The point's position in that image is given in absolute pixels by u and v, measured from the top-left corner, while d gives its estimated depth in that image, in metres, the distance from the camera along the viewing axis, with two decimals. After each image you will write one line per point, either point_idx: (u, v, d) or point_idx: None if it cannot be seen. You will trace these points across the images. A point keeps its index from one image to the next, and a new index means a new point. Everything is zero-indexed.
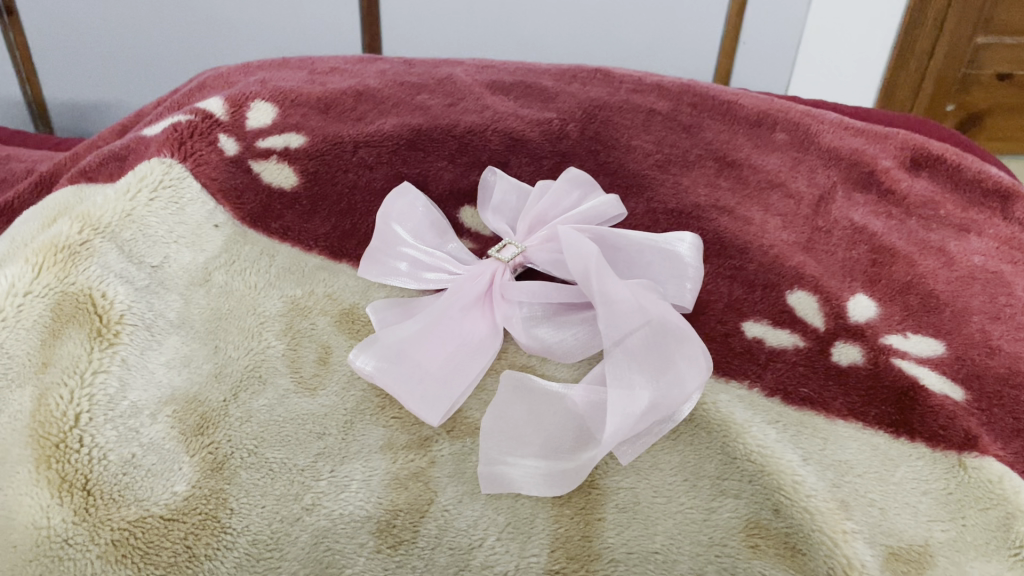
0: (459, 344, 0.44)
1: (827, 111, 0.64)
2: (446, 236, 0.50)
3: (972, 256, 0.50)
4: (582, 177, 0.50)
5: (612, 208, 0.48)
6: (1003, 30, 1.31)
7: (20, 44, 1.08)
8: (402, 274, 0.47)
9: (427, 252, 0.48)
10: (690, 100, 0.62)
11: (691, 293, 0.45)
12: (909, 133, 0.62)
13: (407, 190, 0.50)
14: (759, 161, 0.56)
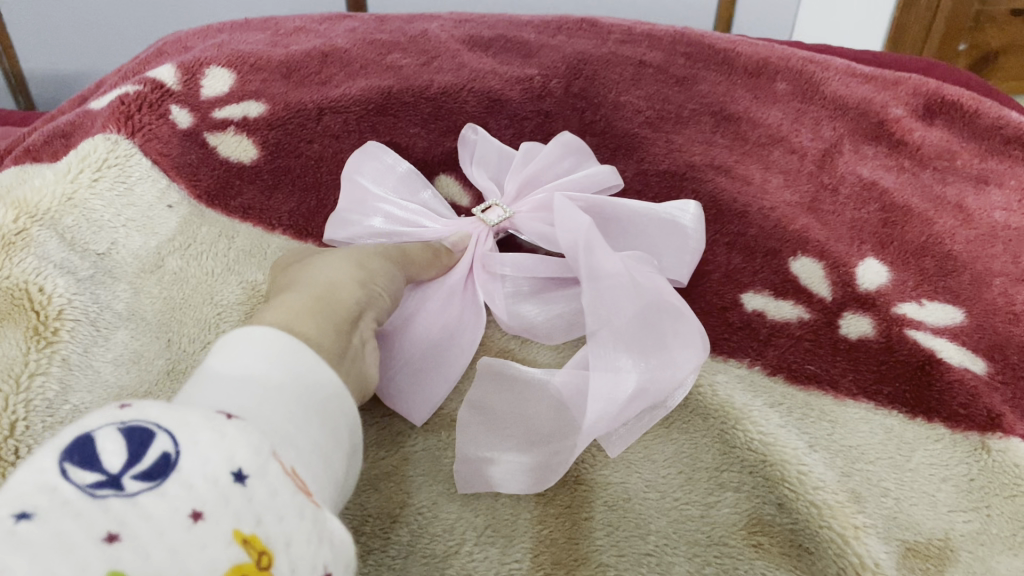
0: (440, 332, 0.41)
1: (832, 57, 0.59)
2: (423, 189, 0.46)
3: (992, 211, 0.46)
4: (576, 139, 0.46)
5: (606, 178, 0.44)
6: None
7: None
8: (376, 234, 0.44)
9: (401, 212, 0.45)
10: (684, 50, 0.57)
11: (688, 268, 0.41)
12: (922, 77, 0.57)
13: (375, 146, 0.46)
14: (759, 114, 0.52)
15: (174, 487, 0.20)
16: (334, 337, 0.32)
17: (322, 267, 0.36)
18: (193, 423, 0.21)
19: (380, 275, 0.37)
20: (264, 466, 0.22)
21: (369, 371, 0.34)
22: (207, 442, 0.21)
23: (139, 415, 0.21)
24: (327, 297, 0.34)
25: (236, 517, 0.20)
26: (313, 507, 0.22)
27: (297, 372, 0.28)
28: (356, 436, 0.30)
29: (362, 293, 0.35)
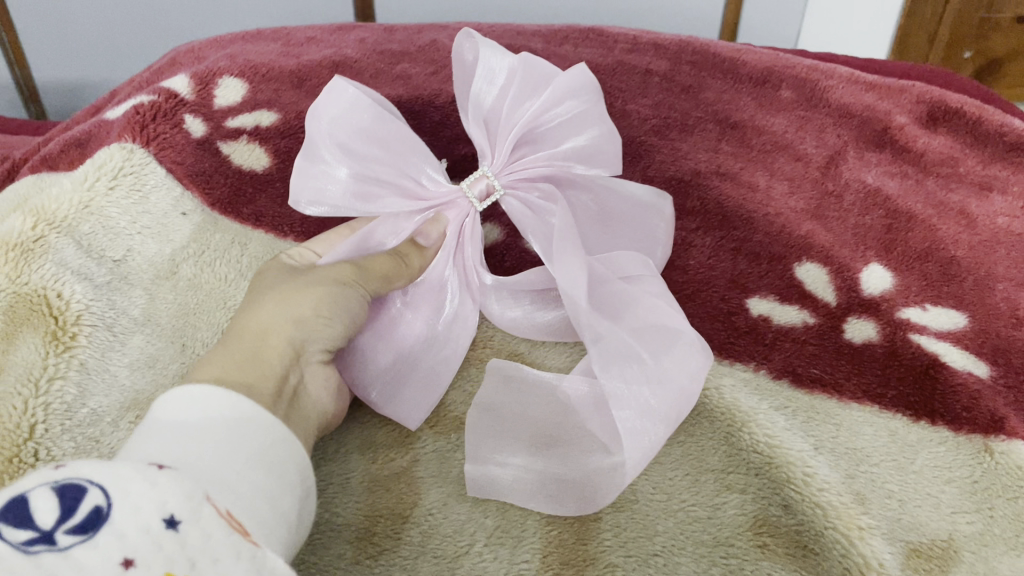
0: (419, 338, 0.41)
1: (837, 65, 0.59)
2: (399, 133, 0.40)
3: (995, 217, 0.47)
4: (595, 84, 0.40)
5: (613, 144, 0.41)
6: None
7: (7, 29, 1.05)
8: (343, 201, 0.39)
9: (373, 168, 0.39)
10: (689, 59, 0.58)
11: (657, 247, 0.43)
12: (925, 85, 0.57)
13: (340, 80, 0.38)
14: (764, 121, 0.52)
15: (108, 539, 0.21)
16: (266, 385, 0.33)
17: (265, 299, 0.36)
18: (124, 474, 0.22)
19: (327, 299, 0.36)
20: (196, 509, 0.23)
21: (315, 402, 0.36)
22: (137, 491, 0.22)
23: (70, 473, 0.22)
24: (259, 350, 0.34)
25: (171, 562, 0.21)
26: (248, 544, 0.23)
27: (232, 422, 0.29)
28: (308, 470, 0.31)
29: (302, 327, 0.36)
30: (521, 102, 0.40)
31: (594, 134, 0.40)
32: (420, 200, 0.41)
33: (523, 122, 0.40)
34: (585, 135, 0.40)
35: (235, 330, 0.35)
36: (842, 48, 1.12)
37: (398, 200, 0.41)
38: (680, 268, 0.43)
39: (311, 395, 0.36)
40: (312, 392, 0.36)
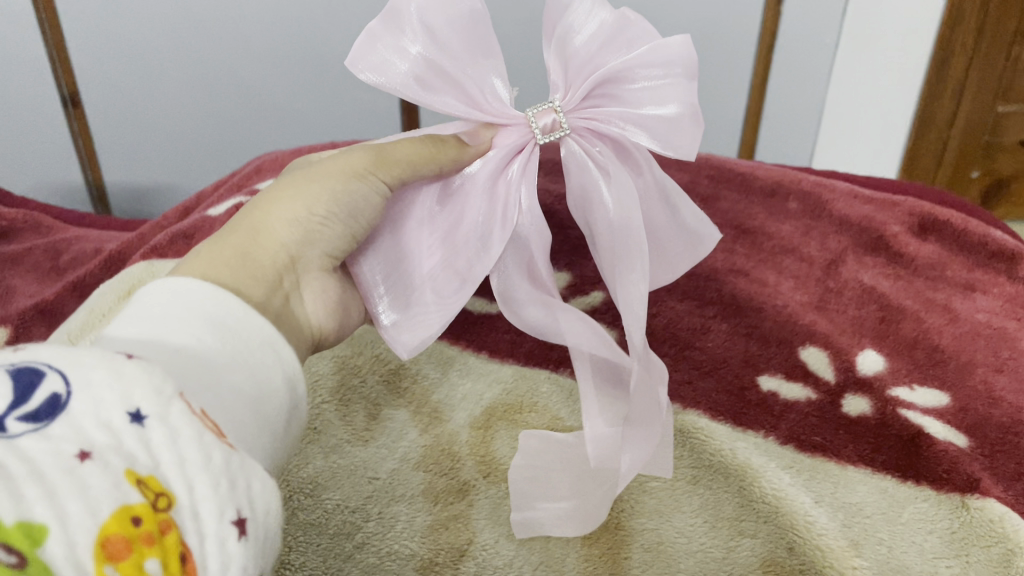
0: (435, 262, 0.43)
1: (838, 181, 0.67)
2: (486, 29, 0.40)
3: (976, 314, 0.53)
4: (696, 64, 0.36)
5: (695, 129, 0.36)
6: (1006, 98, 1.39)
7: (83, 132, 1.04)
8: (401, 82, 0.39)
9: (441, 57, 0.40)
10: (708, 172, 0.66)
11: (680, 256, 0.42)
12: (916, 199, 0.64)
13: None
14: (774, 228, 0.60)
15: (58, 429, 0.23)
16: (254, 284, 0.40)
17: (270, 201, 0.43)
18: (88, 364, 0.24)
19: (326, 201, 0.42)
20: (164, 405, 0.24)
21: (309, 313, 0.43)
22: (96, 384, 0.24)
23: (31, 358, 0.24)
24: (252, 251, 0.41)
25: (130, 461, 0.23)
26: (220, 446, 0.25)
27: (203, 314, 0.34)
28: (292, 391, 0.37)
29: (297, 230, 0.42)
30: (609, 53, 0.38)
31: (676, 108, 0.37)
32: (475, 112, 0.41)
33: (598, 72, 0.38)
34: (665, 108, 0.37)
35: (242, 224, 0.42)
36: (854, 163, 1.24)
37: (457, 103, 0.40)
38: (699, 348, 0.50)
39: (304, 297, 0.43)
40: (306, 296, 0.43)
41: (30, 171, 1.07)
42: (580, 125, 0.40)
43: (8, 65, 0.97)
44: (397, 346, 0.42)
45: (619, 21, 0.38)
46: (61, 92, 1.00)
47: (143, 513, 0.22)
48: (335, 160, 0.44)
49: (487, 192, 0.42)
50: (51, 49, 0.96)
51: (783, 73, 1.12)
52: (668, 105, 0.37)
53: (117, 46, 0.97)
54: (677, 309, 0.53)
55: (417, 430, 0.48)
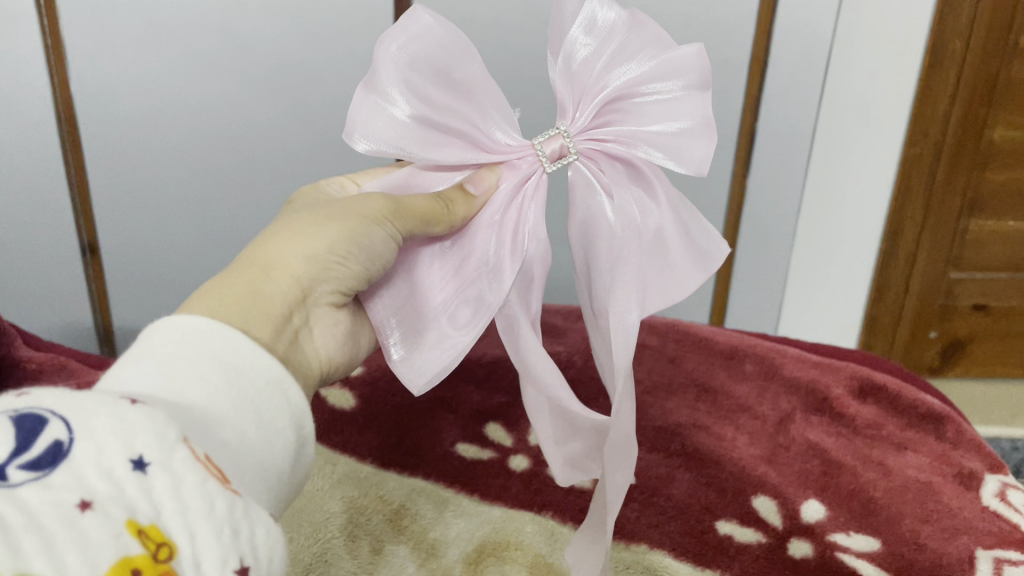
0: (444, 300, 0.51)
1: (790, 346, 0.77)
2: (471, 81, 0.48)
3: (907, 469, 0.61)
4: (708, 77, 0.46)
5: (710, 140, 0.46)
6: (950, 267, 1.54)
7: (98, 276, 1.13)
8: (401, 144, 0.48)
9: (435, 115, 0.48)
10: (675, 336, 0.77)
11: (690, 273, 0.47)
12: (856, 365, 0.73)
13: (419, 21, 0.46)
14: (732, 388, 0.69)
15: (61, 477, 0.27)
16: (269, 321, 0.47)
17: (290, 242, 0.51)
18: (86, 415, 0.29)
19: (344, 246, 0.50)
20: (161, 453, 0.30)
21: (311, 343, 0.53)
22: (93, 433, 0.29)
23: (35, 408, 0.29)
24: (270, 291, 0.49)
25: (131, 512, 0.28)
26: (216, 492, 0.31)
27: (206, 354, 0.40)
28: (294, 443, 0.43)
29: (313, 270, 0.51)
30: (620, 73, 0.47)
31: (692, 119, 0.46)
32: (482, 152, 0.50)
33: (608, 92, 0.47)
34: (676, 124, 0.47)
35: (262, 260, 0.50)
36: (813, 315, 1.40)
37: (459, 149, 0.50)
38: (665, 496, 0.58)
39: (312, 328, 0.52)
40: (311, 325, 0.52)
41: (43, 313, 1.15)
42: (587, 139, 0.49)
43: (37, 215, 1.07)
44: (405, 377, 0.49)
45: (628, 42, 0.47)
46: (80, 239, 1.10)
47: (142, 565, 0.27)
48: (354, 203, 0.52)
49: (495, 249, 0.50)
50: (76, 202, 1.07)
51: (746, 243, 1.22)
52: (678, 120, 0.47)
53: (140, 200, 1.08)
54: (647, 460, 0.61)
55: (416, 565, 0.54)
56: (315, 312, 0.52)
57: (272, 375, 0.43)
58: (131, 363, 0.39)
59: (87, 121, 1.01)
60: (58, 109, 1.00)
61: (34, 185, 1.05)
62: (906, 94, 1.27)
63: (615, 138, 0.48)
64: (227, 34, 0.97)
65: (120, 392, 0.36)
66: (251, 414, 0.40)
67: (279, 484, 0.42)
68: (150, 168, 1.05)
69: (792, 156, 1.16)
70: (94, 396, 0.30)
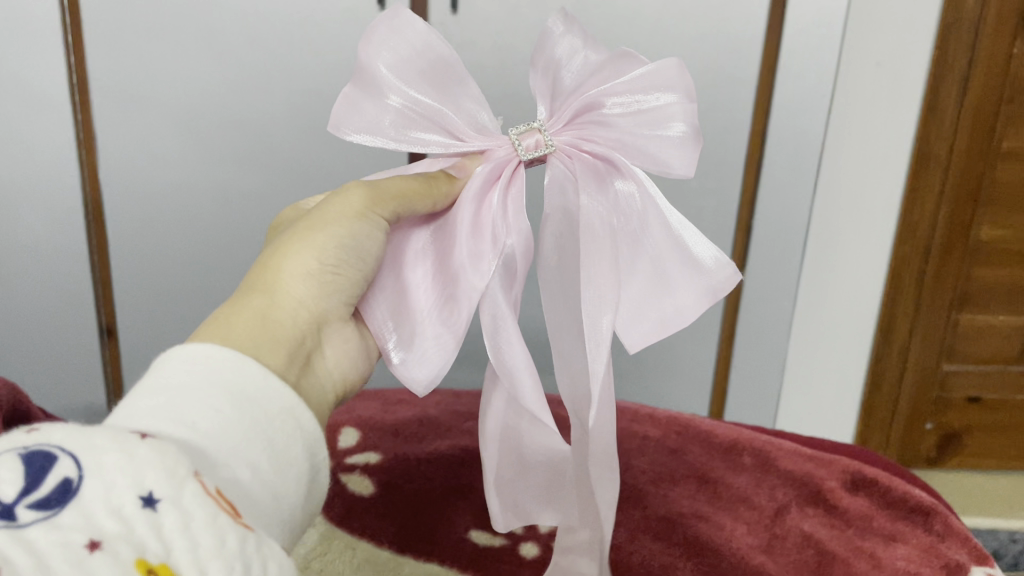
0: (432, 300, 0.57)
1: (785, 440, 0.81)
2: (445, 76, 0.58)
3: (896, 560, 0.65)
4: (690, 92, 0.54)
5: (695, 147, 0.53)
6: (943, 359, 1.59)
7: (112, 359, 1.18)
8: (386, 132, 0.57)
9: (415, 106, 0.58)
10: (677, 428, 0.81)
11: (696, 296, 0.53)
12: (849, 459, 0.77)
13: (395, 22, 0.56)
14: (730, 479, 0.73)
15: (74, 515, 0.30)
16: (274, 331, 0.52)
17: (284, 256, 0.56)
18: (93, 455, 0.32)
19: (333, 249, 0.56)
20: (169, 493, 0.33)
21: (326, 357, 0.58)
22: (101, 473, 0.32)
23: (50, 451, 0.32)
24: (271, 307, 0.54)
25: (140, 551, 0.30)
26: (225, 527, 0.33)
27: (207, 375, 0.45)
28: (306, 474, 0.47)
29: (310, 282, 0.56)
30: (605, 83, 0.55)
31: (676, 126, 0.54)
32: (460, 142, 0.59)
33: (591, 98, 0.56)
34: (657, 133, 0.54)
35: (262, 279, 0.55)
36: (809, 406, 1.44)
37: (439, 138, 0.58)
38: None
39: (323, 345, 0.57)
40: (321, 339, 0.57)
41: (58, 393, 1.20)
42: (571, 142, 0.57)
43: (61, 299, 1.13)
44: (411, 382, 0.56)
45: (614, 56, 0.55)
46: (98, 320, 1.15)
47: None
48: (334, 205, 0.57)
49: (471, 235, 0.57)
50: (97, 287, 1.13)
51: (744, 333, 1.27)
52: (659, 129, 0.54)
53: (159, 285, 1.13)
54: (652, 548, 0.65)
55: None
56: (324, 327, 0.58)
57: (280, 402, 0.47)
58: (138, 397, 0.43)
59: (112, 210, 1.09)
60: (86, 198, 1.08)
61: (58, 270, 1.11)
62: (894, 195, 1.34)
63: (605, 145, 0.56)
64: (249, 133, 1.05)
65: (127, 426, 0.40)
66: (262, 446, 0.44)
67: (293, 513, 0.46)
68: (171, 252, 1.12)
69: (785, 253, 1.22)
70: (103, 437, 0.33)
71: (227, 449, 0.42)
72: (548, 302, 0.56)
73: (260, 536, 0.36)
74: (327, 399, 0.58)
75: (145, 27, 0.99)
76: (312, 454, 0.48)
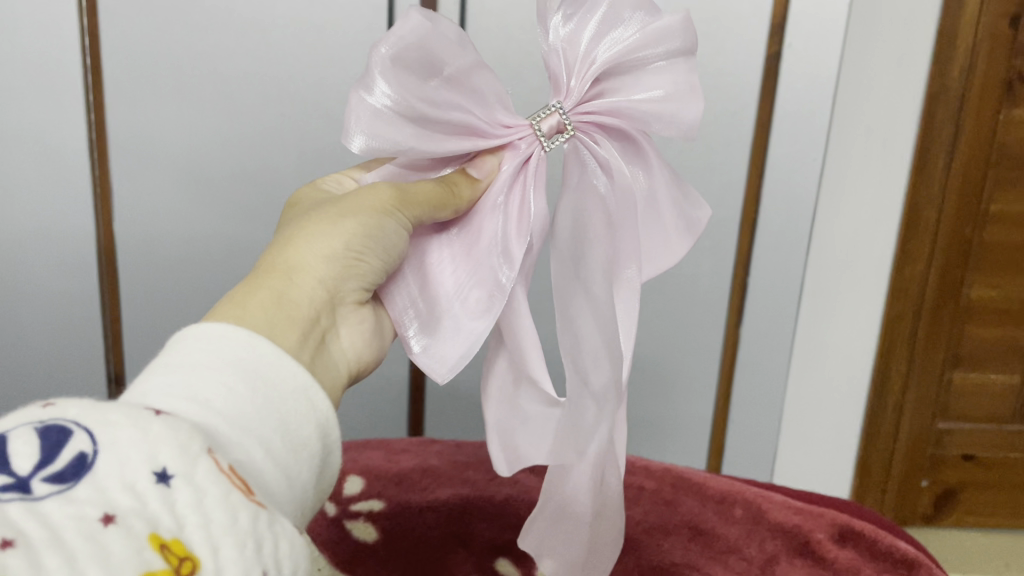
0: (453, 290, 0.63)
1: (775, 493, 0.83)
2: (462, 82, 0.61)
3: None
4: (692, 43, 0.59)
5: (699, 100, 0.59)
6: (938, 417, 1.61)
7: None
8: (407, 140, 0.60)
9: (435, 112, 0.61)
10: (671, 480, 0.83)
11: (678, 232, 0.63)
12: (837, 512, 0.79)
13: (414, 26, 0.57)
14: (722, 530, 0.76)
15: (88, 490, 0.33)
16: (293, 314, 0.58)
17: (307, 245, 0.62)
18: (107, 430, 0.35)
19: (360, 242, 0.61)
20: (180, 471, 0.35)
21: (340, 338, 0.64)
22: (114, 448, 0.35)
23: (67, 428, 0.35)
24: (291, 290, 0.60)
25: (152, 528, 0.33)
26: (235, 503, 0.36)
27: (232, 354, 0.49)
28: (317, 453, 0.51)
29: (329, 269, 0.62)
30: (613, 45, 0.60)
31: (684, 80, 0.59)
32: (480, 142, 0.64)
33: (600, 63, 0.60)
34: (667, 90, 0.60)
35: (285, 264, 0.61)
36: (805, 462, 1.46)
37: (460, 142, 0.63)
38: None
39: (336, 330, 0.64)
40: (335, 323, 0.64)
41: None
42: (583, 111, 0.62)
43: (71, 347, 1.17)
44: (433, 371, 0.61)
45: (617, 14, 0.60)
46: (108, 371, 1.18)
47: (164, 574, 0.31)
48: (360, 199, 0.63)
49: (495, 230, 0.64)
50: (107, 336, 1.17)
51: (741, 388, 1.29)
52: (670, 84, 0.60)
53: (167, 334, 1.17)
54: None
55: None
56: (340, 310, 0.64)
57: (289, 385, 0.50)
58: (157, 372, 0.46)
59: (125, 260, 1.13)
60: (99, 250, 1.12)
61: (70, 318, 1.15)
62: (886, 254, 1.38)
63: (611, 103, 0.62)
64: (260, 188, 1.10)
65: (143, 403, 0.43)
66: (276, 426, 0.47)
67: (305, 489, 0.50)
68: (181, 305, 1.15)
69: (780, 309, 1.25)
70: (117, 416, 0.36)
71: (240, 424, 0.45)
72: (558, 273, 0.61)
73: (273, 514, 0.38)
74: (341, 375, 0.65)
75: (163, 87, 1.04)
76: (324, 434, 0.52)
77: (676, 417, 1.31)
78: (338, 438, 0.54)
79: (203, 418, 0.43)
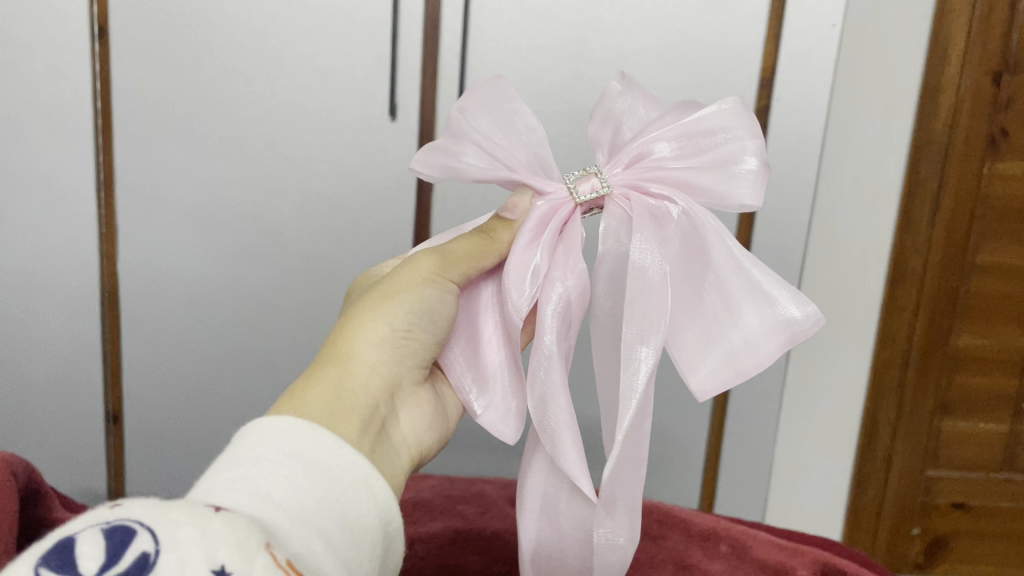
0: (497, 353, 0.66)
1: (761, 531, 0.85)
2: (522, 134, 0.67)
3: None
4: (751, 125, 0.63)
5: (761, 178, 0.62)
6: (928, 464, 1.61)
7: (116, 445, 1.23)
8: (473, 177, 0.66)
9: (502, 155, 0.66)
10: (659, 516, 0.85)
11: (774, 326, 0.60)
12: (821, 551, 0.80)
13: (488, 85, 0.66)
14: (707, 565, 0.79)
15: None
16: (352, 398, 0.60)
17: (359, 332, 0.63)
18: (169, 529, 0.35)
19: (408, 318, 0.64)
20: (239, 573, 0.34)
21: (400, 420, 0.66)
22: (175, 548, 0.34)
23: (133, 528, 0.34)
24: (348, 376, 0.61)
25: None
26: None
27: (290, 443, 0.51)
28: (377, 540, 0.53)
29: (384, 353, 0.64)
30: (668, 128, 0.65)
31: (750, 157, 0.62)
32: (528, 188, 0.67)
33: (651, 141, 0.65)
34: (725, 167, 0.63)
35: (341, 355, 0.62)
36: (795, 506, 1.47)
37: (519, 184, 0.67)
38: None
39: (395, 412, 0.65)
40: (394, 405, 0.65)
41: (63, 481, 1.24)
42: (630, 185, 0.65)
43: (71, 384, 1.19)
44: (501, 435, 0.63)
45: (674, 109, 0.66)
46: (106, 409, 1.20)
47: None
48: (404, 274, 0.66)
49: (525, 291, 0.64)
50: (108, 373, 1.19)
51: (732, 435, 1.31)
52: (728, 162, 0.63)
53: (168, 371, 1.19)
54: None
55: None
56: (397, 393, 0.66)
57: (345, 474, 0.52)
58: (220, 471, 0.48)
59: (129, 299, 1.16)
60: (103, 290, 1.15)
61: (72, 355, 1.17)
62: (872, 302, 1.42)
63: (671, 182, 0.64)
64: (264, 231, 1.13)
65: (208, 500, 0.44)
66: (337, 519, 0.49)
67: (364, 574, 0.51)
68: (182, 345, 1.18)
69: None
70: (181, 515, 0.36)
71: (300, 516, 0.46)
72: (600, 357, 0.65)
73: None
74: (405, 460, 0.66)
75: (173, 133, 1.08)
76: (384, 521, 0.54)
77: (668, 461, 1.32)
78: (399, 527, 0.56)
79: (266, 515, 0.45)
